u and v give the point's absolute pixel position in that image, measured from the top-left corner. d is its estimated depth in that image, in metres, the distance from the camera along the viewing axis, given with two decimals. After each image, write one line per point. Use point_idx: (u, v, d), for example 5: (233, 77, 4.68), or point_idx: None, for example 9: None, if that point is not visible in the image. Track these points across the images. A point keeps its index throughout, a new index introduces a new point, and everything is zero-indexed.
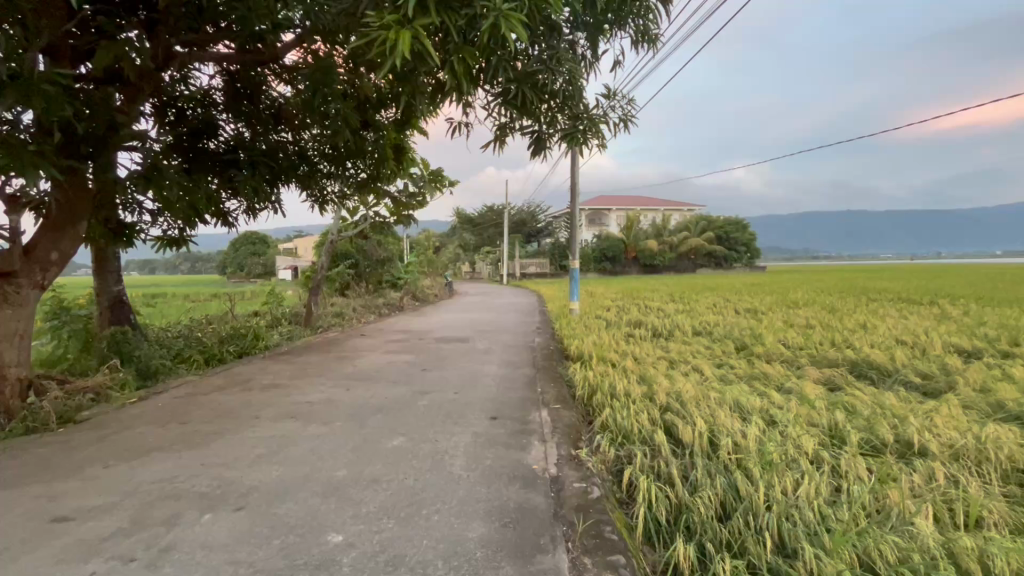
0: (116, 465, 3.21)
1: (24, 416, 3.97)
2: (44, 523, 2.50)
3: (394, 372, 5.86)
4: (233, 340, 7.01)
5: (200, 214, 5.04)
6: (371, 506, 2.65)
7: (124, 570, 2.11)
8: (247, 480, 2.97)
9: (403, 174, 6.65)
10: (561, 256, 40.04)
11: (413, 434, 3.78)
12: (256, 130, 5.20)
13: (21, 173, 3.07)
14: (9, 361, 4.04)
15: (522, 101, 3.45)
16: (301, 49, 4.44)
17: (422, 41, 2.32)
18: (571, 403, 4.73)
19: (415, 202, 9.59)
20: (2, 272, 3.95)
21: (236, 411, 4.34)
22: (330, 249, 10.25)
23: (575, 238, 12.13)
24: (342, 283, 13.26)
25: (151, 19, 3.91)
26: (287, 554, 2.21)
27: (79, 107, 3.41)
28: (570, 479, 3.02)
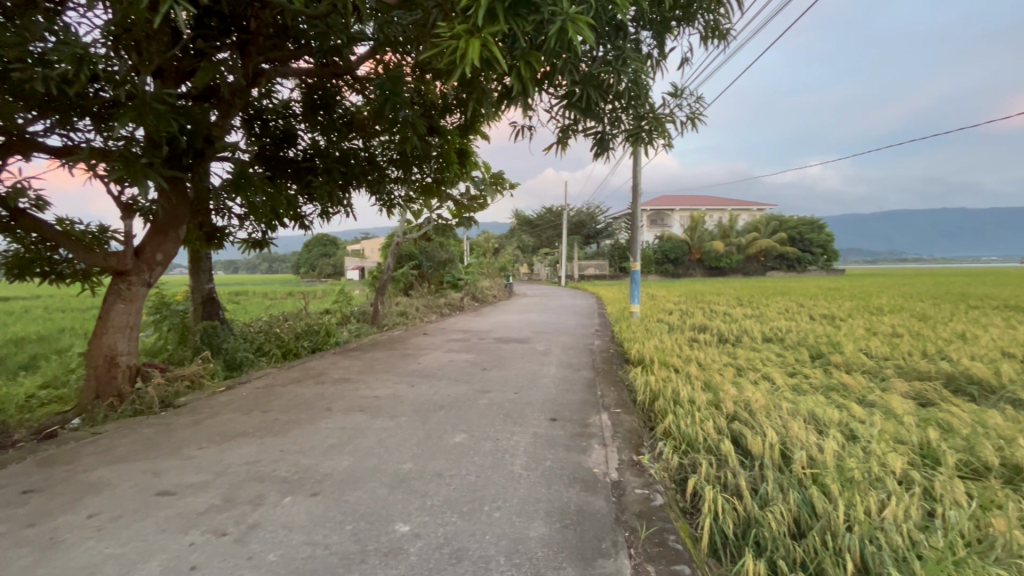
0: (208, 447, 3.52)
1: (133, 399, 4.45)
2: (150, 496, 2.79)
3: (456, 371, 6.02)
4: (307, 335, 7.50)
5: (281, 217, 5.41)
6: (435, 499, 2.74)
7: (218, 543, 2.32)
8: (322, 467, 3.17)
9: (465, 177, 6.79)
10: (621, 258, 39.25)
11: (474, 431, 3.87)
12: (331, 138, 5.53)
13: (135, 182, 3.45)
14: (121, 349, 4.53)
15: (586, 103, 3.43)
16: (374, 61, 4.70)
17: (492, 48, 2.37)
18: (632, 408, 4.65)
19: (476, 204, 9.78)
20: (118, 271, 4.48)
21: (311, 403, 4.64)
22: (396, 250, 10.67)
23: (638, 240, 11.89)
24: (406, 283, 13.76)
25: (242, 40, 4.26)
26: (359, 539, 2.34)
27: (183, 123, 3.78)
28: (632, 485, 2.98)
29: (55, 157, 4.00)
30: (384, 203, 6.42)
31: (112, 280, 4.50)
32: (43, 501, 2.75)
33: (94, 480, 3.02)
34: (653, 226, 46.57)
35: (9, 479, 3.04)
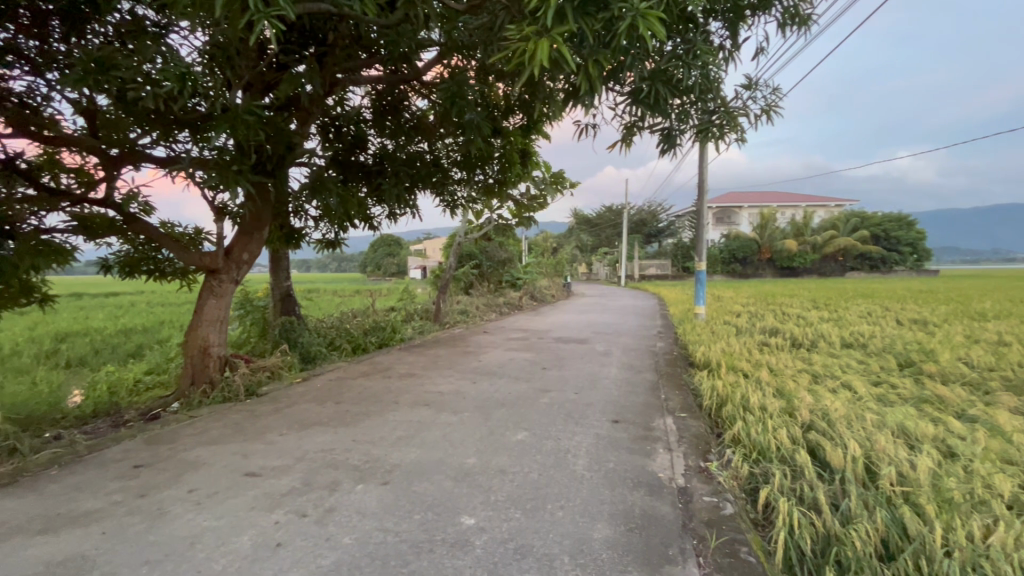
0: (289, 434, 3.78)
1: (222, 387, 4.85)
2: (239, 476, 3.04)
3: (516, 369, 6.08)
4: (375, 332, 7.85)
5: (352, 219, 5.67)
6: (499, 495, 2.79)
7: (300, 523, 2.49)
8: (391, 458, 3.31)
9: (526, 176, 6.83)
10: (684, 257, 37.93)
11: (536, 430, 3.89)
12: (399, 141, 5.75)
13: (227, 188, 3.77)
14: (213, 340, 4.96)
15: (655, 99, 3.32)
16: (441, 66, 4.86)
17: (560, 48, 2.37)
18: (697, 413, 4.50)
19: (536, 204, 9.83)
20: (211, 269, 4.90)
21: (379, 396, 4.86)
22: (458, 250, 10.91)
23: (703, 238, 11.45)
24: (467, 282, 14.02)
25: (320, 51, 4.52)
26: (427, 529, 2.43)
27: (269, 132, 4.07)
28: (700, 492, 2.89)
29: (160, 167, 4.44)
30: (448, 204, 6.54)
31: (205, 277, 4.93)
32: (151, 475, 3.06)
33: (192, 458, 3.33)
34: (719, 225, 44.61)
35: (122, 454, 3.41)
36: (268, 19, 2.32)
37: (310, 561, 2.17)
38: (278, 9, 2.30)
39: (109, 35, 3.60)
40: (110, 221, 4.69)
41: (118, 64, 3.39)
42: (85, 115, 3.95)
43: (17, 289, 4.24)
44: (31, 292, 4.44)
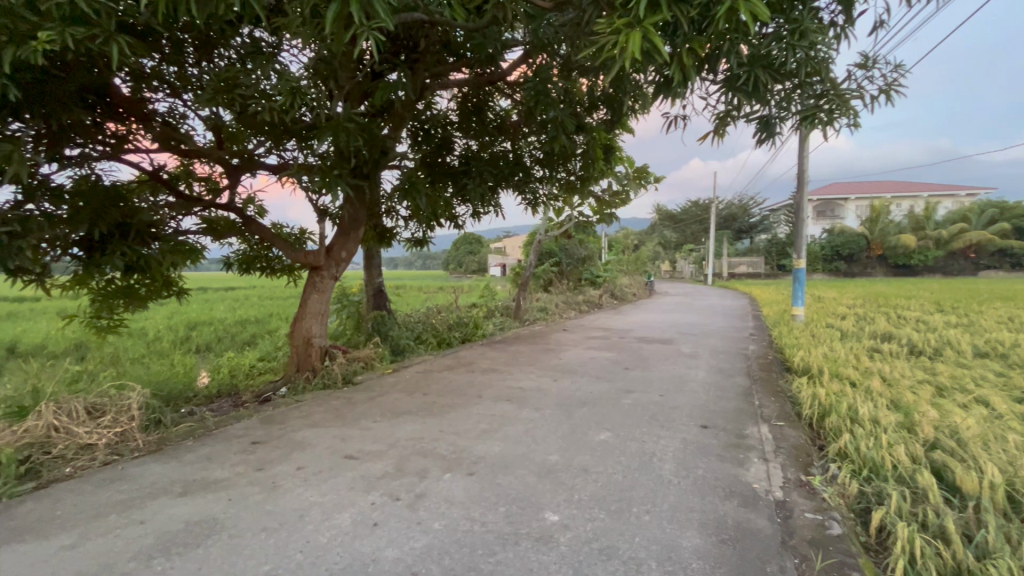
0: (382, 421, 4.03)
1: (323, 374, 5.28)
2: (340, 458, 3.29)
3: (598, 368, 6.00)
4: (458, 327, 8.13)
5: (439, 219, 5.87)
6: (583, 494, 2.77)
7: (393, 505, 2.65)
8: (476, 450, 3.41)
9: (609, 172, 6.72)
10: (779, 254, 35.18)
11: (619, 431, 3.82)
12: (484, 142, 5.87)
13: (329, 190, 4.08)
14: (315, 332, 5.41)
15: (754, 85, 3.09)
16: (525, 65, 4.93)
17: (654, 38, 2.28)
18: (796, 422, 4.16)
19: (618, 201, 9.64)
20: (314, 267, 5.34)
21: (464, 389, 5.02)
22: (538, 247, 10.97)
23: (802, 234, 10.55)
24: (546, 280, 14.04)
25: (412, 59, 4.72)
26: (512, 521, 2.48)
27: (366, 138, 4.33)
28: (801, 508, 2.67)
29: (273, 173, 4.92)
30: (530, 202, 6.53)
31: (309, 273, 5.38)
32: (266, 452, 3.41)
33: (299, 439, 3.66)
34: (820, 218, 40.87)
35: (242, 431, 3.83)
36: (370, 32, 2.44)
37: (403, 542, 2.30)
38: (379, 22, 2.42)
39: (233, 57, 3.98)
40: (231, 223, 5.28)
41: (241, 82, 3.77)
42: (213, 130, 4.46)
43: (159, 283, 4.91)
44: (170, 286, 5.11)
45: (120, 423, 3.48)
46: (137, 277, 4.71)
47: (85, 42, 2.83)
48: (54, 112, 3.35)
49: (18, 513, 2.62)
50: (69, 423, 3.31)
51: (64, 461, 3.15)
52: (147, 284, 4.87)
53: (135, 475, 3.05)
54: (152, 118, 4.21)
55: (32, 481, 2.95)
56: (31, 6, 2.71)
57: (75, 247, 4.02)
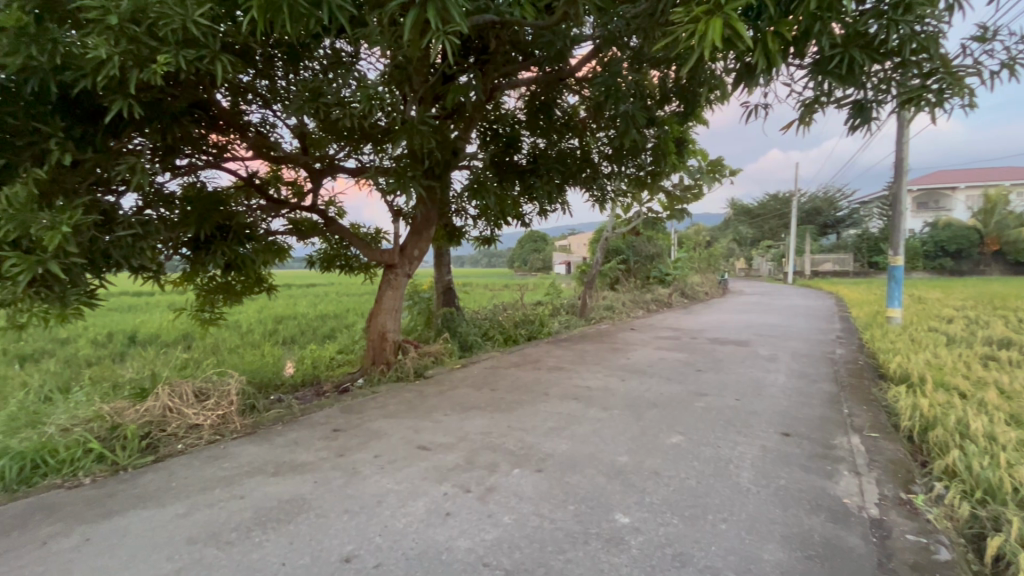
0: (452, 415, 4.16)
1: (396, 367, 5.51)
2: (414, 448, 3.43)
3: (668, 369, 5.81)
4: (524, 324, 8.20)
5: (506, 217, 5.93)
6: (655, 497, 2.71)
7: (465, 497, 2.72)
8: (544, 447, 3.42)
9: (680, 165, 6.47)
10: (871, 251, 32.25)
11: (692, 435, 3.68)
12: (551, 139, 5.85)
13: (403, 191, 4.26)
14: (389, 326, 5.66)
15: (848, 68, 2.85)
16: (595, 59, 4.85)
17: (737, 24, 2.16)
18: (894, 434, 3.80)
19: (689, 195, 9.28)
20: (389, 264, 5.60)
21: (531, 386, 5.06)
22: (605, 245, 10.80)
23: (898, 227, 9.61)
24: (613, 278, 13.80)
25: (482, 60, 4.79)
26: (581, 520, 2.46)
27: (438, 139, 4.46)
28: (901, 528, 2.44)
29: (352, 176, 5.20)
30: (597, 199, 6.48)
31: (385, 271, 5.66)
32: (346, 439, 3.62)
33: (376, 428, 3.85)
34: (921, 209, 36.98)
35: (325, 418, 4.09)
36: (445, 37, 2.50)
37: (474, 534, 2.35)
38: (454, 26, 2.48)
39: (316, 69, 4.22)
40: (314, 223, 5.65)
41: (325, 92, 4.01)
42: (299, 137, 4.78)
43: (252, 280, 5.36)
44: (261, 282, 5.57)
45: (221, 406, 3.83)
46: (234, 275, 5.18)
47: (194, 61, 3.13)
48: (168, 127, 3.73)
49: (141, 482, 2.96)
50: (181, 404, 3.68)
51: (177, 438, 3.53)
52: (242, 281, 5.33)
53: (235, 455, 3.35)
54: (247, 129, 4.58)
55: (151, 455, 3.32)
56: (151, 33, 3.03)
57: (183, 248, 4.44)
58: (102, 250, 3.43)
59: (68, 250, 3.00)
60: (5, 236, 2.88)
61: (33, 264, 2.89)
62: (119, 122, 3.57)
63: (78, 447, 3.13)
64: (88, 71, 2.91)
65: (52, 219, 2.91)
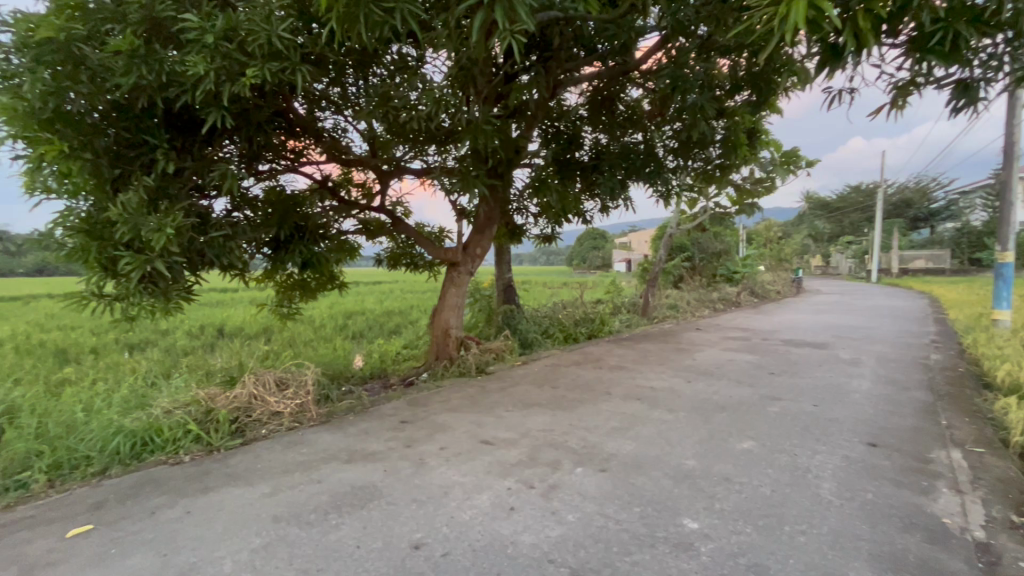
0: (514, 411, 4.20)
1: (459, 363, 5.65)
2: (477, 442, 3.50)
3: (738, 371, 5.55)
4: (585, 322, 8.14)
5: (567, 214, 5.89)
6: (726, 504, 2.60)
7: (528, 493, 2.74)
8: (607, 447, 3.38)
9: (752, 157, 6.14)
10: (971, 246, 29.11)
11: (765, 440, 3.50)
12: (614, 134, 5.73)
13: (466, 191, 4.35)
14: (452, 323, 5.80)
15: (952, 44, 2.57)
16: (661, 50, 4.70)
17: (823, 3, 2.00)
18: (1003, 450, 3.41)
19: (760, 188, 8.80)
20: (453, 263, 5.74)
21: (592, 385, 5.01)
22: (669, 242, 10.46)
23: (1007, 220, 8.61)
24: (677, 276, 13.36)
25: (545, 57, 4.77)
26: (647, 523, 2.41)
27: (501, 138, 4.51)
28: (1014, 555, 2.19)
29: (417, 177, 5.37)
30: (662, 194, 6.11)
31: (448, 269, 5.80)
32: (413, 431, 3.76)
33: (441, 421, 3.96)
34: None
35: (393, 410, 4.26)
36: (513, 37, 2.51)
37: (539, 530, 2.37)
38: (522, 24, 2.49)
39: (384, 74, 4.38)
40: (382, 223, 5.89)
41: (393, 96, 4.16)
42: (368, 141, 4.99)
43: (325, 277, 5.68)
44: (334, 280, 5.89)
45: (300, 395, 4.10)
46: (309, 272, 5.51)
47: (277, 73, 3.35)
48: (253, 135, 4.01)
49: (232, 462, 3.23)
50: (264, 392, 3.97)
51: (261, 423, 3.81)
52: (316, 278, 5.67)
53: (312, 441, 3.57)
54: (321, 134, 4.82)
55: (239, 439, 3.61)
56: (241, 49, 3.27)
57: (265, 247, 4.76)
58: (198, 250, 3.77)
59: (171, 249, 3.33)
60: (121, 237, 3.26)
61: (142, 263, 3.28)
62: (213, 132, 3.90)
63: (179, 428, 3.46)
64: (189, 87, 3.20)
65: (158, 223, 3.25)
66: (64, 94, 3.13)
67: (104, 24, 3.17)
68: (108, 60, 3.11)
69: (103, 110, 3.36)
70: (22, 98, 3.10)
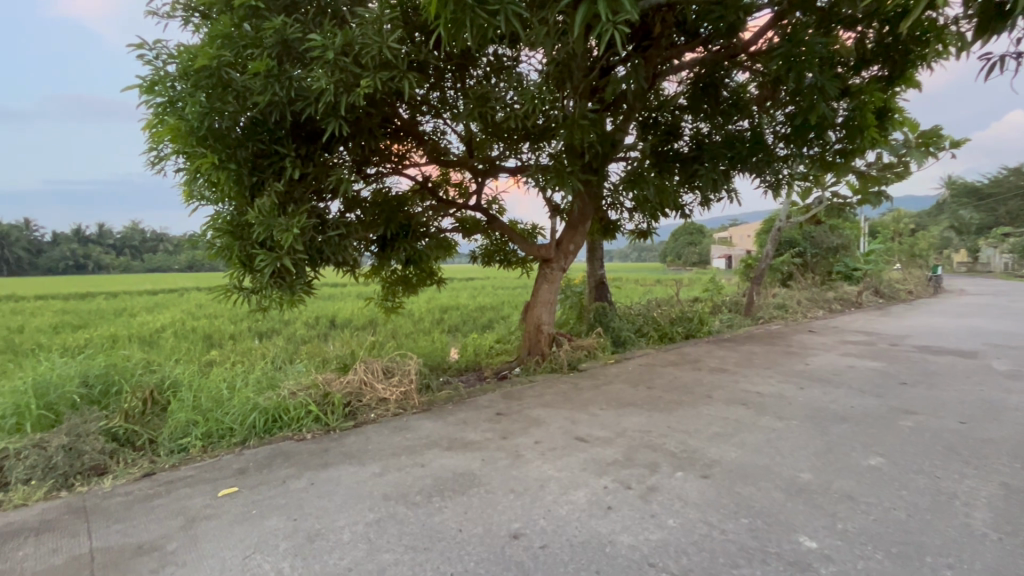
0: (608, 409, 4.14)
1: (550, 359, 5.68)
2: (572, 439, 3.50)
3: (861, 379, 4.98)
4: (681, 321, 7.79)
5: (665, 209, 5.64)
6: (851, 524, 2.35)
7: (626, 493, 2.69)
8: (710, 453, 3.21)
9: (882, 141, 5.47)
10: None
11: (897, 458, 3.11)
12: (717, 122, 5.39)
13: (560, 187, 4.35)
14: (544, 319, 5.84)
15: None
16: (774, 28, 4.37)
17: None
18: None
19: (890, 174, 7.83)
20: (546, 259, 5.78)
21: (691, 387, 4.79)
22: (777, 236, 9.65)
23: None
24: (786, 273, 12.28)
25: (645, 46, 4.62)
26: (757, 536, 2.26)
27: (598, 132, 4.43)
28: None
29: (512, 175, 5.47)
30: (771, 186, 5.54)
31: (542, 265, 5.86)
32: (509, 423, 3.85)
33: (535, 415, 4.02)
34: None
35: (489, 402, 4.40)
36: (616, 27, 2.46)
37: (638, 532, 2.32)
38: (625, 15, 2.44)
39: (482, 75, 4.50)
40: (477, 221, 6.07)
41: (491, 96, 4.27)
42: (466, 142, 5.18)
43: (425, 272, 5.99)
44: (433, 275, 6.18)
45: (404, 383, 4.38)
46: (411, 268, 5.85)
47: (388, 82, 3.59)
48: (364, 141, 4.34)
49: (347, 442, 3.54)
50: (373, 379, 4.29)
51: (370, 408, 4.13)
52: (417, 274, 6.00)
53: (416, 428, 3.80)
54: (423, 137, 5.07)
55: (351, 421, 3.94)
56: (356, 62, 3.55)
57: (374, 245, 5.12)
58: (318, 249, 4.15)
59: (296, 247, 3.73)
60: (257, 237, 3.71)
61: (273, 259, 3.71)
62: (330, 139, 4.27)
63: (302, 408, 3.86)
64: (313, 99, 3.55)
65: (288, 223, 3.64)
66: (215, 113, 3.60)
67: (246, 48, 3.60)
68: (249, 81, 3.53)
69: (244, 125, 3.80)
70: (183, 118, 3.61)
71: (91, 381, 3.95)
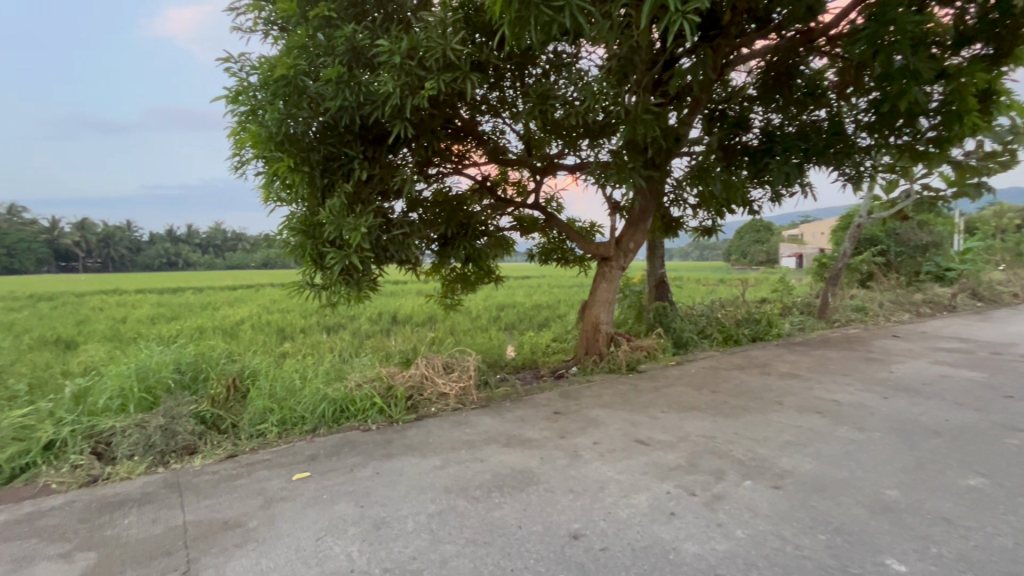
0: (670, 412, 4.01)
1: (608, 359, 5.59)
2: (632, 441, 3.42)
3: (956, 390, 4.53)
4: (748, 323, 7.42)
5: (731, 205, 5.38)
6: (946, 549, 2.14)
7: (689, 500, 2.60)
8: (781, 463, 3.03)
9: (985, 127, 4.93)
10: None
11: (1001, 479, 2.80)
12: (791, 112, 5.07)
13: (621, 183, 4.26)
14: (603, 318, 5.75)
15: None
16: (859, 8, 4.05)
17: None
18: None
19: (992, 164, 7.06)
20: (606, 258, 5.70)
21: (759, 392, 4.55)
22: (856, 233, 8.97)
23: None
24: (865, 273, 11.39)
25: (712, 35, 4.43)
26: (836, 555, 2.11)
27: (661, 126, 4.29)
28: None
29: (571, 172, 5.42)
30: (852, 178, 5.16)
31: (600, 264, 5.78)
32: (566, 422, 3.82)
33: (593, 416, 3.97)
34: None
35: (546, 401, 4.39)
36: (684, 16, 2.39)
37: (704, 541, 2.23)
38: (695, 3, 2.36)
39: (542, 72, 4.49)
40: (535, 219, 6.07)
41: (552, 94, 4.26)
42: (525, 140, 5.19)
43: (484, 271, 6.06)
44: (491, 273, 6.25)
45: (463, 379, 4.46)
46: (470, 266, 5.94)
47: (451, 83, 3.67)
48: (427, 142, 4.46)
49: (409, 434, 3.65)
50: (433, 374, 4.40)
51: (431, 402, 4.24)
52: (476, 272, 6.08)
53: (474, 423, 3.86)
54: (483, 136, 5.12)
55: (413, 414, 4.07)
56: (421, 64, 3.65)
57: (435, 244, 5.24)
58: (383, 248, 4.31)
59: (363, 245, 3.89)
60: (328, 236, 3.90)
61: (342, 256, 3.90)
62: (395, 142, 4.42)
63: (368, 400, 4.02)
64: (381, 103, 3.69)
65: (355, 223, 3.81)
66: (291, 120, 3.82)
67: (319, 57, 3.79)
68: (322, 88, 3.72)
69: (316, 130, 4.01)
70: (263, 125, 3.86)
71: (183, 368, 4.30)
